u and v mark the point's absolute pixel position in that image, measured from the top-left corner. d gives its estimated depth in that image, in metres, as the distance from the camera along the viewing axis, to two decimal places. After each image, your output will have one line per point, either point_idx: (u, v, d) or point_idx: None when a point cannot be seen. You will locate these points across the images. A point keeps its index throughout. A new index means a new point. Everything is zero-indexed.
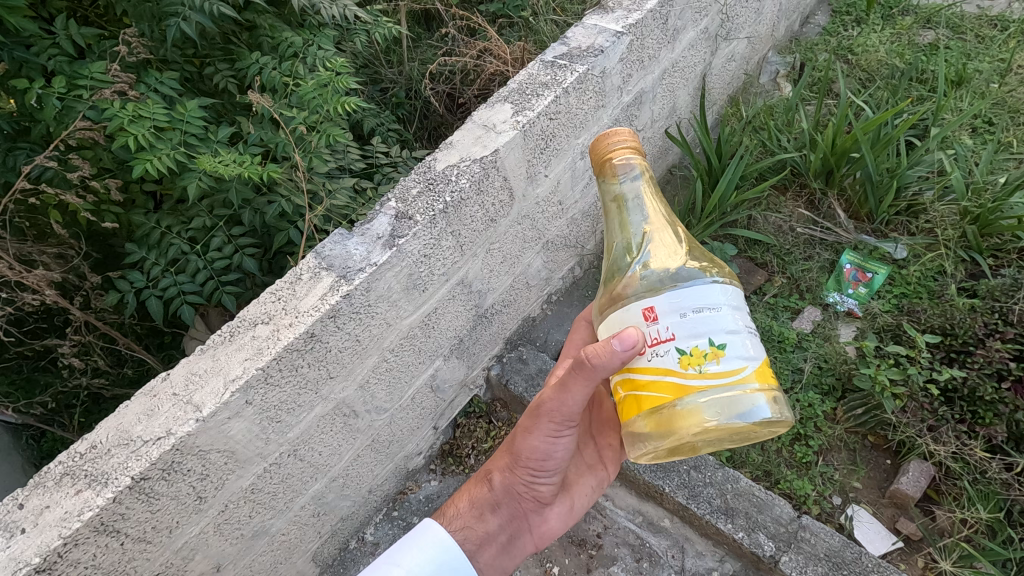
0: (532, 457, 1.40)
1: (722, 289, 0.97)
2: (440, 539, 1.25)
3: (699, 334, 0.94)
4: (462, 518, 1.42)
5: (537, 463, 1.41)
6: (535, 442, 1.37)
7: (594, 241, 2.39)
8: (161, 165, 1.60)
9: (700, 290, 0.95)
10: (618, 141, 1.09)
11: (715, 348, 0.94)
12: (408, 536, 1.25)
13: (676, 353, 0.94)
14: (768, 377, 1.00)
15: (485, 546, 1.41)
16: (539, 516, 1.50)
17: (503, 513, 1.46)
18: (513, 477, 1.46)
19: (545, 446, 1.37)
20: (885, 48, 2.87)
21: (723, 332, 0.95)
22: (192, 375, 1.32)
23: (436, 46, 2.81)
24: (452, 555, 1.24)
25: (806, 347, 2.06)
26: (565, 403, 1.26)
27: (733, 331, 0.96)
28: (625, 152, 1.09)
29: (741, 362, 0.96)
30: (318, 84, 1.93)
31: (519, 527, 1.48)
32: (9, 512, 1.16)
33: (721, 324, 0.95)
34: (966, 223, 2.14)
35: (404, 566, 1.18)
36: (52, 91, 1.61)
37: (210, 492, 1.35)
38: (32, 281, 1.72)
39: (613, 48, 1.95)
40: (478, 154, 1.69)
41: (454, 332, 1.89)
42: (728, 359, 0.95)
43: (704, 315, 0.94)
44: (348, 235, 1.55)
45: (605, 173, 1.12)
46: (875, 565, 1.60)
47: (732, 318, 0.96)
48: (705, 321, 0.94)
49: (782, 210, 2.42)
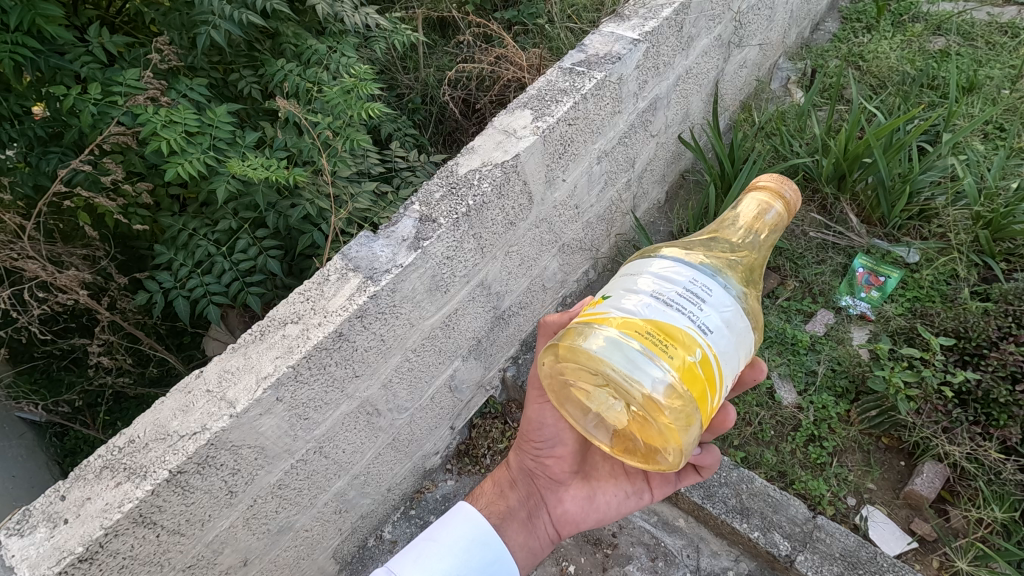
0: (531, 430, 1.48)
1: (657, 263, 1.02)
2: (470, 515, 1.38)
3: (607, 289, 1.06)
4: (485, 497, 1.51)
5: (535, 435, 1.48)
6: (528, 413, 1.48)
7: (608, 244, 2.42)
8: (192, 168, 1.64)
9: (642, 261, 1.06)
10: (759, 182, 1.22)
11: (602, 297, 1.04)
12: (443, 515, 1.38)
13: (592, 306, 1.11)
14: (643, 334, 0.92)
15: (507, 521, 1.44)
16: (555, 495, 1.50)
17: (519, 491, 1.53)
18: (523, 454, 1.54)
19: (538, 415, 1.46)
20: (896, 54, 2.90)
21: (618, 287, 1.02)
22: (225, 373, 1.36)
23: (452, 53, 2.86)
24: (481, 528, 1.36)
25: (819, 350, 2.08)
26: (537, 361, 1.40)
27: (627, 288, 1.00)
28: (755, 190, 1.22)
29: (608, 308, 0.99)
30: (341, 90, 1.98)
31: (536, 505, 1.50)
32: (52, 503, 1.20)
33: (624, 283, 1.02)
34: (978, 228, 2.17)
35: (440, 540, 1.31)
36: (87, 97, 1.65)
37: (240, 487, 1.39)
38: (65, 282, 1.74)
39: (630, 55, 1.99)
40: (499, 159, 1.73)
41: (473, 333, 1.92)
42: (604, 305, 1.01)
43: (625, 276, 1.05)
44: (373, 237, 1.59)
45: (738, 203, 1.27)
46: (890, 565, 1.62)
47: (637, 279, 1.01)
48: (620, 280, 1.05)
49: (794, 214, 2.45)
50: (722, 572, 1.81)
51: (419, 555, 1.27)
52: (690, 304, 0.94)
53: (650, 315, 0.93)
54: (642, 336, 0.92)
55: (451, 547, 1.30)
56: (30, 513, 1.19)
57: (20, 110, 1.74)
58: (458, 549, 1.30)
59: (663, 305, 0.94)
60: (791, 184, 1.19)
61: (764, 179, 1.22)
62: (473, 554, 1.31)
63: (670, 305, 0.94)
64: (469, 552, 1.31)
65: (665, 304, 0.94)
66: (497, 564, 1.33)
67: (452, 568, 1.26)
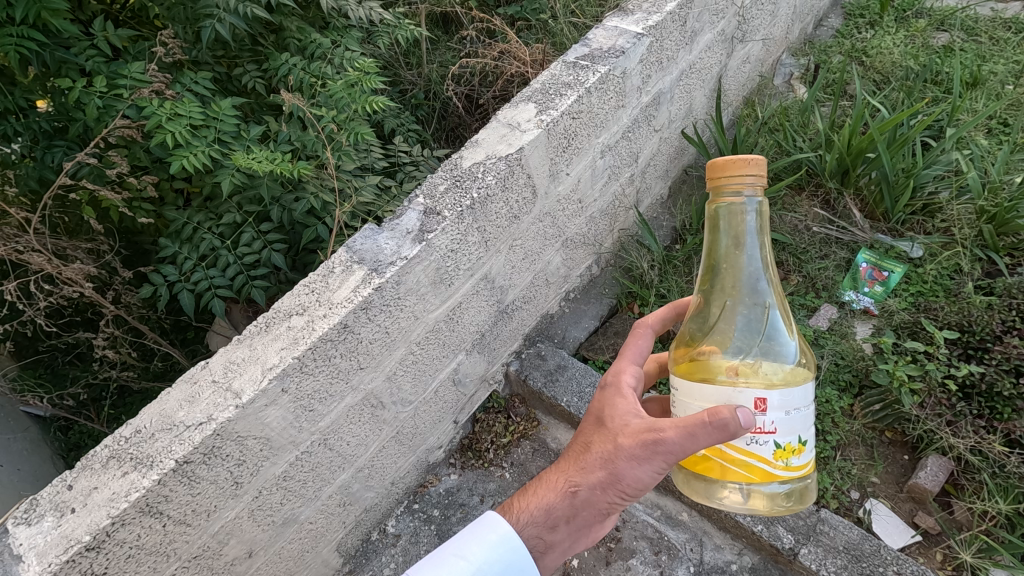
0: (630, 484, 1.22)
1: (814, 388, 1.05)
2: (506, 534, 1.25)
3: (793, 431, 1.01)
4: (537, 528, 1.28)
5: (634, 491, 1.24)
6: (639, 473, 1.19)
7: (611, 239, 2.42)
8: (197, 161, 1.64)
9: (804, 391, 1.02)
10: (749, 177, 1.05)
11: (802, 445, 1.02)
12: (473, 526, 1.28)
13: (773, 445, 1.00)
14: None
15: (550, 551, 1.32)
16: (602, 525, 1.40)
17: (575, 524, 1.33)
18: (600, 496, 1.27)
19: (650, 476, 1.20)
20: (900, 50, 2.90)
21: (808, 429, 1.03)
22: (231, 364, 1.37)
23: (455, 49, 2.86)
24: (517, 553, 1.24)
25: (823, 344, 2.07)
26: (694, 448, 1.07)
27: (811, 426, 1.04)
28: (748, 188, 1.06)
29: (812, 456, 1.05)
30: (346, 84, 1.98)
31: (582, 535, 1.36)
32: (59, 493, 1.21)
33: (808, 423, 1.03)
34: (982, 222, 2.17)
35: (469, 559, 1.22)
36: (93, 91, 1.66)
37: (246, 479, 1.39)
38: (71, 275, 1.76)
39: (634, 49, 1.99)
40: (503, 152, 1.73)
41: (476, 327, 1.92)
42: (807, 454, 1.03)
43: (802, 412, 1.01)
44: (378, 231, 1.59)
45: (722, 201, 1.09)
46: (894, 558, 1.62)
47: (812, 412, 1.05)
48: (801, 419, 1.01)
49: (797, 210, 2.45)
50: (726, 566, 1.81)
51: (444, 573, 1.18)
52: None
53: None
54: None
55: (479, 571, 1.21)
56: (37, 502, 1.20)
57: (26, 104, 1.76)
58: (487, 573, 1.21)
59: None
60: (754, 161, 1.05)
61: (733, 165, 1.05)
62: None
63: None
64: None
65: None
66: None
67: None
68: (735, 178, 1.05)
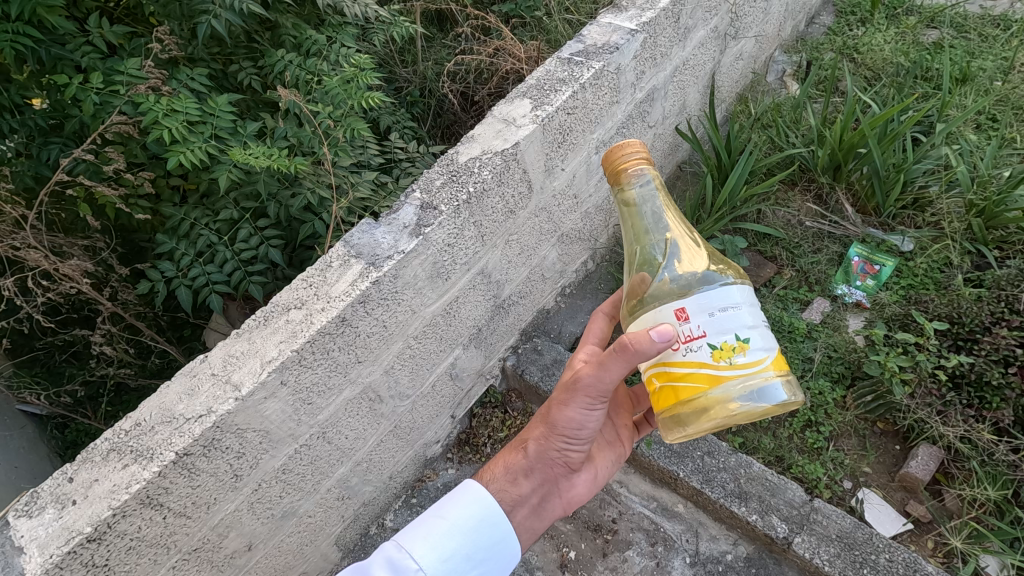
0: (566, 424, 1.43)
1: (742, 289, 1.09)
2: (478, 494, 1.33)
3: (727, 331, 1.04)
4: (498, 482, 1.42)
5: (571, 432, 1.44)
6: (570, 413, 1.41)
7: (606, 234, 2.44)
8: (195, 157, 1.64)
9: (727, 290, 1.06)
10: (631, 154, 1.17)
11: (742, 342, 1.04)
12: (451, 492, 1.35)
13: (709, 348, 1.04)
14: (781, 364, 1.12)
15: (519, 507, 1.41)
16: (567, 481, 1.54)
17: (536, 478, 1.47)
18: (547, 443, 1.47)
19: (581, 413, 1.41)
20: (890, 46, 2.92)
21: (746, 328, 1.05)
22: (230, 357, 1.37)
23: (450, 46, 2.87)
24: (490, 509, 1.31)
25: (816, 337, 2.12)
26: (604, 377, 1.29)
27: (754, 327, 1.07)
28: (637, 163, 1.18)
29: (762, 353, 1.06)
30: (342, 80, 1.99)
31: (550, 492, 1.49)
32: (59, 485, 1.21)
33: (745, 319, 1.06)
34: (971, 216, 2.20)
35: (448, 518, 1.28)
36: (89, 87, 1.65)
37: (245, 471, 1.40)
38: (69, 272, 1.75)
39: (628, 45, 2.01)
40: (499, 147, 1.74)
41: (473, 322, 1.94)
42: (753, 351, 1.05)
43: (730, 313, 1.04)
44: (374, 225, 1.60)
45: (620, 183, 1.20)
46: (886, 545, 1.65)
47: (752, 314, 1.07)
48: (734, 317, 1.05)
49: (790, 205, 2.49)
50: (721, 556, 1.84)
51: (427, 531, 1.24)
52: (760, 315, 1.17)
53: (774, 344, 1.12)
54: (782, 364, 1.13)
55: (459, 527, 1.27)
56: (38, 495, 1.20)
57: (21, 101, 1.75)
58: (466, 529, 1.27)
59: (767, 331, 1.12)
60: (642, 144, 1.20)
61: (625, 152, 1.18)
62: (480, 535, 1.28)
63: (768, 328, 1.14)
64: (477, 531, 1.28)
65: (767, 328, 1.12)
66: (505, 543, 1.31)
67: (459, 546, 1.24)
68: (636, 156, 1.18)
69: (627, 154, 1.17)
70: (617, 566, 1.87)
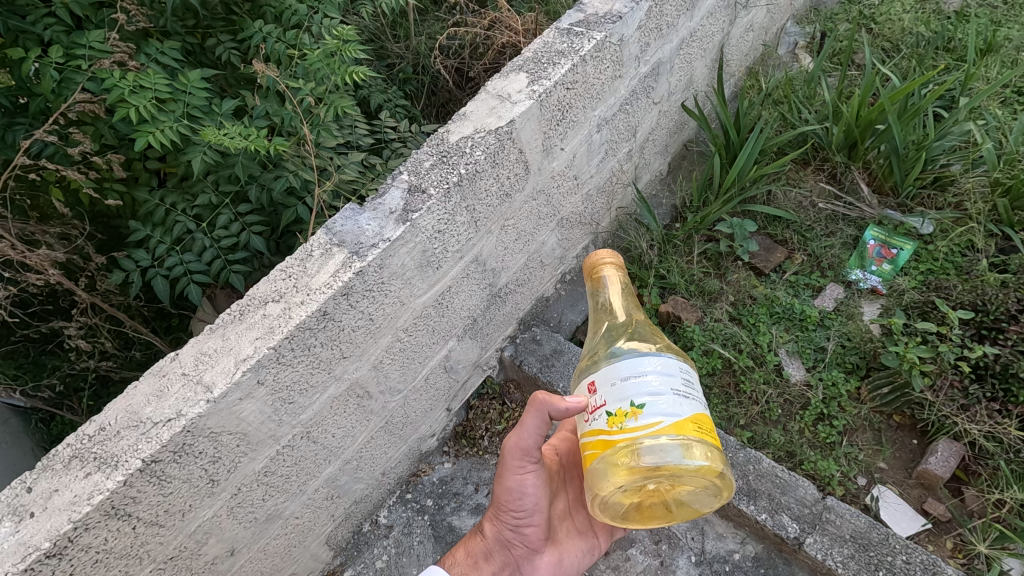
0: (509, 501, 1.41)
1: (650, 358, 1.07)
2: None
3: (623, 397, 1.05)
4: (457, 568, 1.44)
5: (515, 506, 1.42)
6: (506, 485, 1.39)
7: (609, 218, 2.33)
8: (164, 138, 1.52)
9: (626, 362, 1.08)
10: (603, 260, 1.33)
11: (634, 407, 1.03)
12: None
13: (605, 414, 1.07)
14: (696, 429, 1.04)
15: None
16: (529, 564, 1.48)
17: (496, 561, 1.47)
18: (499, 524, 1.47)
19: (518, 485, 1.39)
20: (910, 16, 2.76)
21: (642, 393, 1.04)
22: (202, 355, 1.27)
23: (443, 19, 2.72)
24: None
25: (829, 326, 2.02)
26: (521, 438, 1.31)
27: (654, 392, 1.04)
28: (608, 269, 1.33)
29: (659, 417, 1.02)
30: (324, 54, 1.85)
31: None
32: (18, 495, 1.13)
33: (643, 386, 1.04)
34: (996, 196, 2.09)
35: None
36: (49, 62, 1.52)
37: (223, 476, 1.32)
38: (36, 262, 1.64)
39: (632, 14, 1.87)
40: (493, 125, 1.61)
41: (468, 312, 1.84)
42: (646, 415, 1.02)
43: (628, 381, 1.05)
44: (359, 211, 1.48)
45: (594, 284, 1.36)
46: (903, 546, 1.57)
47: (653, 381, 1.04)
48: (631, 384, 1.05)
49: (802, 184, 2.36)
50: (728, 555, 1.76)
51: None
52: (693, 386, 1.09)
53: (688, 412, 1.04)
54: (700, 435, 1.04)
55: None
56: None
57: None
58: None
59: (682, 398, 1.05)
60: (620, 256, 1.35)
61: (601, 257, 1.34)
62: None
63: (690, 397, 1.06)
64: None
65: (682, 396, 1.05)
66: None
67: None
68: (609, 264, 1.33)
69: (593, 259, 1.35)
70: (620, 566, 1.80)
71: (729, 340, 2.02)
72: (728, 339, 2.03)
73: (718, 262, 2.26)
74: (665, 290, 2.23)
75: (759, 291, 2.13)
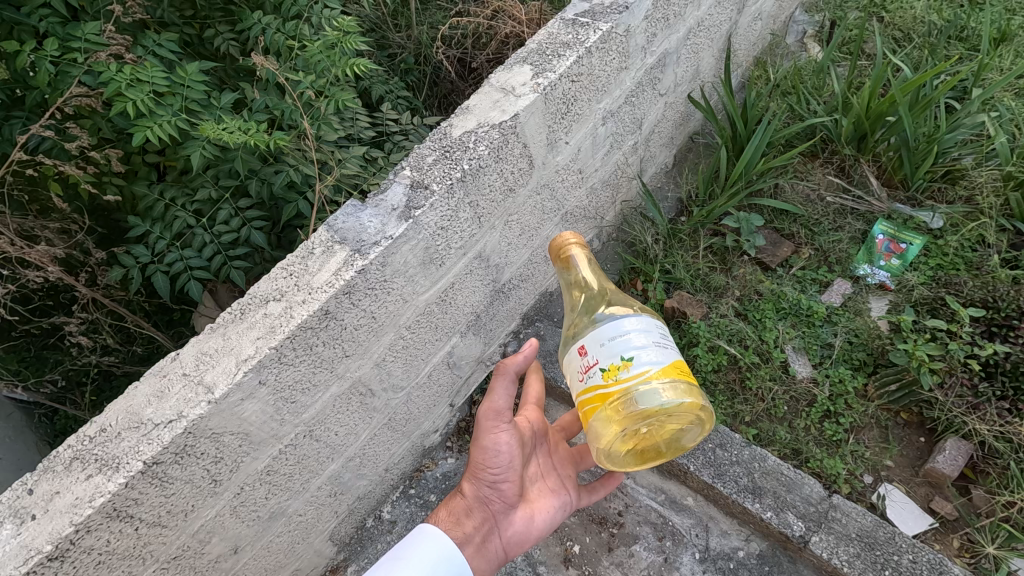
0: (484, 458, 1.41)
1: (631, 316, 1.12)
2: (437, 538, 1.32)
3: (612, 354, 1.08)
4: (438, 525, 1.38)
5: (490, 462, 1.41)
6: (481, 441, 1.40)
7: (613, 211, 2.30)
8: (162, 133, 1.49)
9: (609, 318, 1.12)
10: (568, 243, 1.31)
11: (625, 360, 1.07)
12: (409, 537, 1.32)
13: (598, 372, 1.10)
14: (678, 373, 1.09)
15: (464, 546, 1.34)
16: (507, 520, 1.45)
17: (476, 518, 1.42)
18: (476, 483, 1.44)
19: (492, 443, 1.39)
20: (922, 4, 2.70)
21: (630, 347, 1.08)
22: (203, 355, 1.26)
23: (445, 8, 2.67)
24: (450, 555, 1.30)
25: (836, 322, 2.00)
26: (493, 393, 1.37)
27: (640, 344, 1.08)
28: (574, 249, 1.31)
29: (647, 368, 1.07)
30: (324, 45, 1.82)
31: (490, 531, 1.41)
32: (19, 498, 1.12)
33: (628, 341, 1.09)
34: (1009, 189, 2.07)
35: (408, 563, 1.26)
36: (45, 55, 1.49)
37: (225, 475, 1.31)
38: (35, 258, 1.63)
39: (639, 4, 1.83)
40: (496, 119, 1.58)
41: (471, 308, 1.82)
42: (637, 366, 1.07)
43: (615, 339, 1.09)
44: (361, 207, 1.46)
45: (561, 263, 1.33)
46: (909, 546, 1.56)
47: (637, 336, 1.09)
48: (618, 341, 1.09)
49: (810, 178, 2.33)
50: (732, 552, 1.75)
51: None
52: (667, 338, 1.15)
53: (669, 359, 1.10)
54: (682, 378, 1.10)
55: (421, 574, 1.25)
56: None
57: None
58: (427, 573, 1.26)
59: (662, 348, 1.10)
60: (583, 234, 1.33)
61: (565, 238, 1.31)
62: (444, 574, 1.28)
63: (667, 347, 1.12)
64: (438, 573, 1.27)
65: (662, 346, 1.11)
66: None
67: None
68: (574, 245, 1.31)
69: (559, 241, 1.32)
70: (624, 562, 1.79)
71: (735, 336, 2.00)
72: (734, 335, 2.01)
73: (724, 256, 2.24)
74: (670, 285, 2.20)
75: (766, 286, 2.10)
